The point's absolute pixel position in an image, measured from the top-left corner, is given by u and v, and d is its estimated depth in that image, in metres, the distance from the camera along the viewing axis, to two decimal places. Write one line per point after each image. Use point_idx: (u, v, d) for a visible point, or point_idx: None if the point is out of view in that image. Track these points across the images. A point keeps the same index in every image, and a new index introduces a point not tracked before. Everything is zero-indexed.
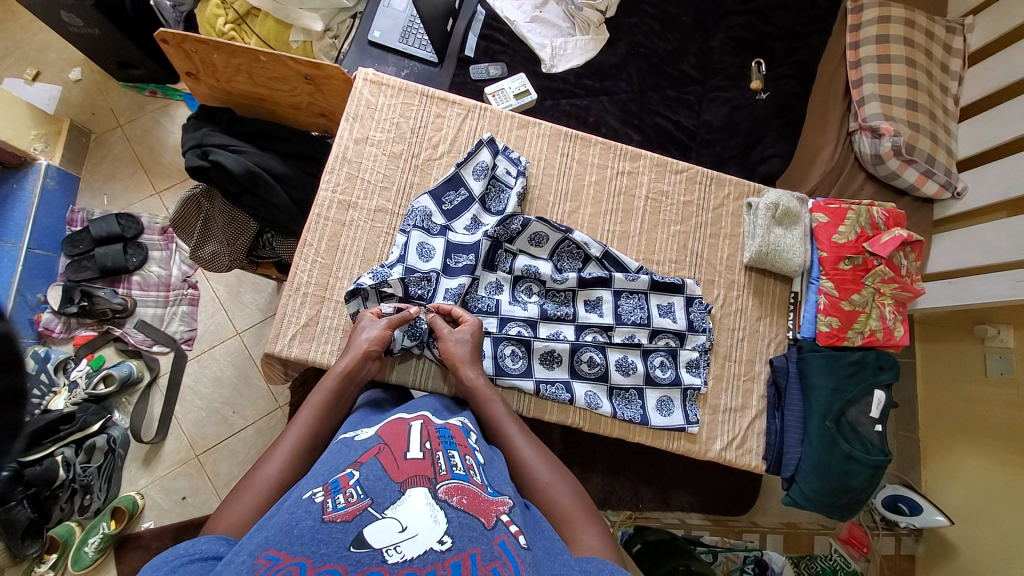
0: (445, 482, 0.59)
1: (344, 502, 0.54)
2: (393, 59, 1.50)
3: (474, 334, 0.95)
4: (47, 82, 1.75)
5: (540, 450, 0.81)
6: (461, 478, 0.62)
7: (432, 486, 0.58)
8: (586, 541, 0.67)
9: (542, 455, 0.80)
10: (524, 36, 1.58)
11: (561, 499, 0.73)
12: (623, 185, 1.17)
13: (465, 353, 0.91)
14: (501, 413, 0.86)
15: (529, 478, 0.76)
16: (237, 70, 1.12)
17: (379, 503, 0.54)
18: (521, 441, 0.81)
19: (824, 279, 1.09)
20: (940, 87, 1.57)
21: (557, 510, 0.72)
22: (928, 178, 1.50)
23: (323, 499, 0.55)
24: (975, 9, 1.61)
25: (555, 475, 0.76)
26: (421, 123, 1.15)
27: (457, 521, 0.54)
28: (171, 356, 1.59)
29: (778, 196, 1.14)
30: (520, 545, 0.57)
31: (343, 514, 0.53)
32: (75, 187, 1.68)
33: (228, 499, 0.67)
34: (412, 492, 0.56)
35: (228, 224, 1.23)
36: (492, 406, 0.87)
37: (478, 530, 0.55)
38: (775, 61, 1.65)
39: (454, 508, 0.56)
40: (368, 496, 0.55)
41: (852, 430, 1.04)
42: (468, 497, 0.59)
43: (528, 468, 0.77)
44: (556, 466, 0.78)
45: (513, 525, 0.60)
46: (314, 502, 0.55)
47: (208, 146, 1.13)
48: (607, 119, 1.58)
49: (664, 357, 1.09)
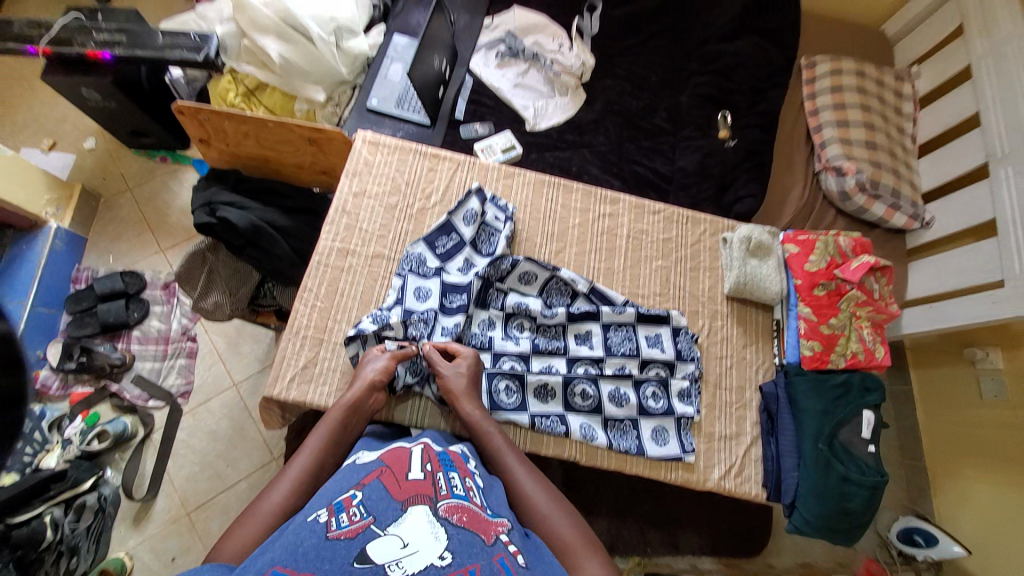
0: (445, 501, 0.63)
1: (347, 521, 0.57)
2: (389, 123, 1.63)
3: (472, 366, 0.99)
4: (62, 151, 1.87)
5: (540, 478, 0.82)
6: (461, 498, 0.65)
7: (433, 504, 0.62)
8: (586, 567, 0.68)
9: (542, 485, 0.81)
10: (508, 99, 1.74)
11: (561, 529, 0.73)
12: (606, 226, 1.25)
13: (467, 385, 0.96)
14: (501, 442, 0.88)
15: (529, 507, 0.77)
16: (245, 135, 1.23)
17: (381, 521, 0.58)
18: (521, 470, 0.83)
19: (803, 305, 1.14)
20: (896, 128, 1.72)
21: (558, 539, 0.72)
22: (896, 211, 1.61)
23: (326, 518, 0.58)
24: (920, 58, 1.79)
25: (556, 505, 0.77)
26: (415, 177, 1.24)
27: (456, 538, 0.57)
28: (166, 411, 1.58)
29: (749, 230, 1.22)
30: (518, 563, 0.59)
31: (346, 531, 0.56)
32: (82, 248, 1.75)
33: (232, 525, 0.71)
34: (413, 509, 0.60)
35: (231, 275, 1.28)
36: (492, 435, 0.89)
37: (478, 546, 0.58)
38: (739, 111, 1.79)
39: (453, 525, 0.59)
40: (370, 514, 0.59)
41: (845, 451, 1.06)
42: (468, 516, 0.62)
43: (528, 496, 0.79)
44: (556, 495, 0.79)
45: (511, 545, 0.62)
46: (319, 521, 0.58)
47: (216, 204, 1.22)
48: (588, 168, 1.70)
49: (656, 388, 1.11)
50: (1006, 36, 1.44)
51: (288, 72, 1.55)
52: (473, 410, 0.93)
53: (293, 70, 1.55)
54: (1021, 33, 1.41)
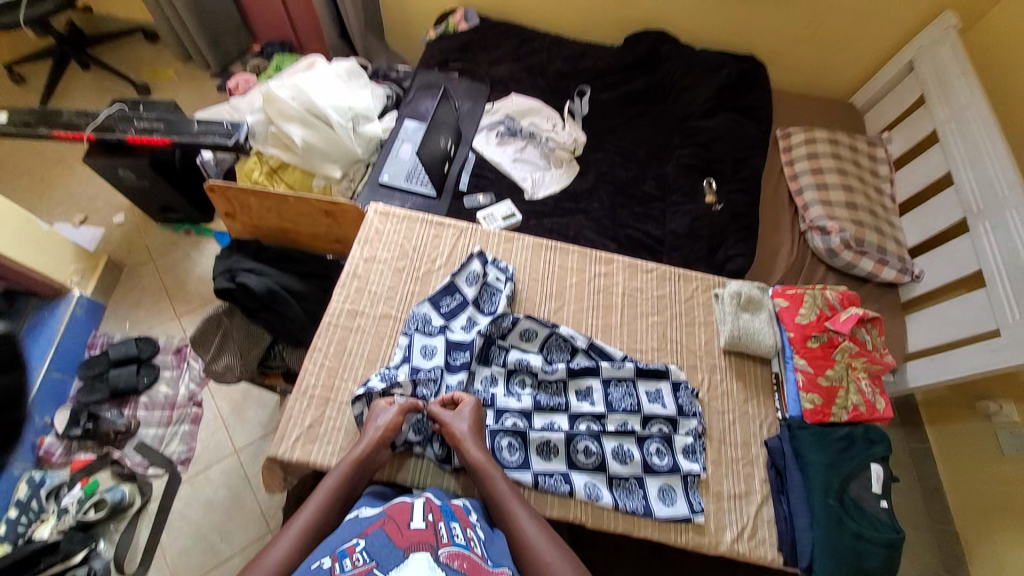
0: (445, 549, 0.72)
1: (351, 565, 0.67)
2: (399, 195, 1.77)
3: (473, 412, 1.03)
4: (92, 225, 2.02)
5: (540, 522, 0.89)
6: (460, 546, 0.73)
7: (434, 551, 0.70)
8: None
9: (543, 532, 0.87)
10: (508, 172, 1.90)
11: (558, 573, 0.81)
12: (601, 284, 1.31)
13: (472, 431, 0.99)
14: (505, 487, 0.93)
15: (530, 552, 0.84)
16: (268, 210, 1.35)
17: (384, 566, 0.67)
18: (523, 515, 0.89)
19: (798, 357, 1.17)
20: (875, 188, 1.84)
21: None
22: (884, 265, 1.67)
23: (331, 564, 0.67)
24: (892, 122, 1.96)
25: (555, 552, 0.84)
26: (422, 243, 1.34)
27: None
28: (165, 479, 1.56)
29: (739, 286, 1.28)
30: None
31: None
32: (99, 315, 1.83)
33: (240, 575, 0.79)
34: (414, 556, 0.68)
35: (245, 338, 1.34)
36: (497, 479, 0.94)
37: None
38: (724, 178, 1.91)
39: (453, 570, 0.69)
40: (373, 559, 0.68)
41: (856, 506, 1.03)
42: (467, 562, 0.71)
43: (529, 541, 0.85)
44: (554, 539, 0.86)
45: None
46: (325, 566, 0.67)
47: (236, 270, 1.31)
48: (585, 232, 1.81)
49: (660, 444, 1.10)
50: (965, 103, 1.60)
51: (309, 153, 1.72)
52: (478, 455, 0.96)
53: (314, 152, 1.72)
54: (978, 101, 1.56)
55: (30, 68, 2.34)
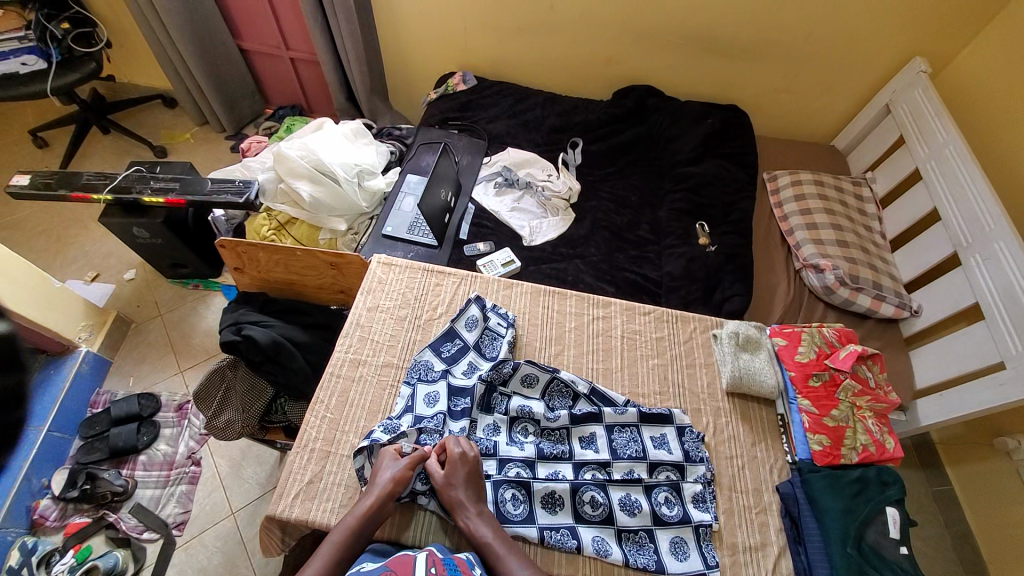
0: None
1: None
2: (402, 245, 1.84)
3: (467, 467, 1.00)
4: (104, 281, 2.08)
5: None
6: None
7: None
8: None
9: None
10: (506, 219, 1.97)
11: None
12: (600, 328, 1.33)
13: (468, 485, 0.98)
14: (501, 544, 0.93)
15: None
16: (276, 263, 1.40)
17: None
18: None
19: (801, 398, 1.16)
20: (864, 226, 1.90)
21: None
22: (882, 301, 1.69)
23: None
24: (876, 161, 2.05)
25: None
26: (423, 292, 1.37)
27: None
28: (159, 543, 1.50)
29: (736, 325, 1.29)
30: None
31: None
32: (104, 371, 1.84)
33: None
34: None
35: (246, 391, 1.34)
36: (491, 543, 0.93)
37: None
38: (715, 221, 1.98)
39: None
40: None
41: (876, 554, 0.99)
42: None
43: None
44: None
45: None
46: None
47: (243, 323, 1.33)
48: (583, 277, 1.85)
49: (668, 493, 1.08)
50: (943, 141, 1.66)
51: (317, 209, 1.81)
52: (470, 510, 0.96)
53: (321, 207, 1.81)
54: (955, 139, 1.62)
55: (56, 135, 2.50)
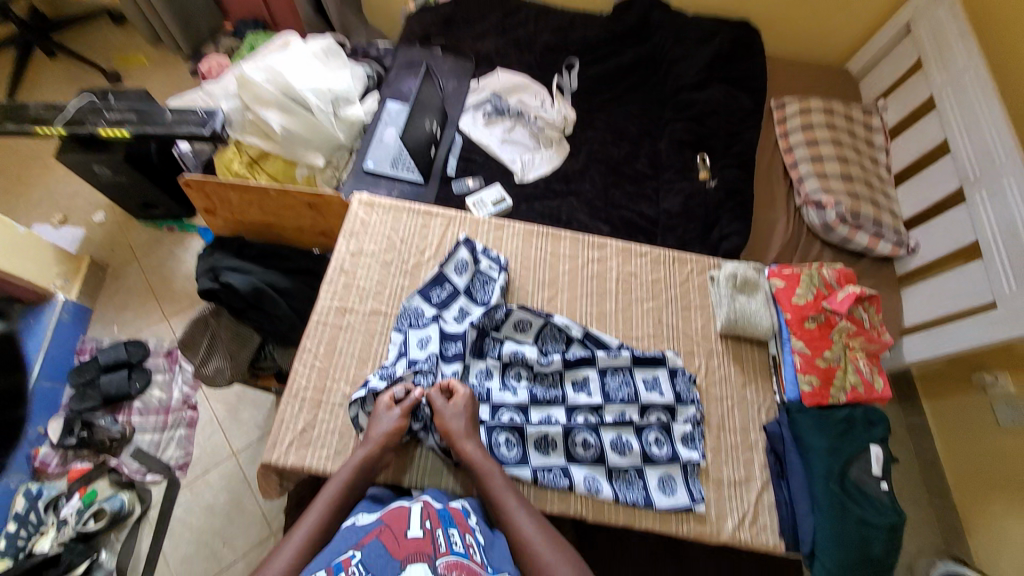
0: (443, 559, 0.71)
1: None
2: (385, 182, 1.71)
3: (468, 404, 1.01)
4: (73, 225, 1.95)
5: (539, 521, 0.88)
6: (458, 554, 0.73)
7: (431, 562, 0.70)
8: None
9: (542, 531, 0.87)
10: (496, 153, 1.84)
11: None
12: (595, 270, 1.29)
13: (466, 424, 0.99)
14: (501, 483, 0.93)
15: (527, 552, 0.84)
16: (250, 204, 1.30)
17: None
18: (521, 514, 0.88)
19: (794, 339, 1.16)
20: (870, 159, 1.80)
21: None
22: (880, 239, 1.65)
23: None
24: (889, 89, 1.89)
25: (555, 554, 0.84)
26: (409, 234, 1.30)
27: None
28: (165, 485, 1.56)
29: (735, 267, 1.26)
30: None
31: None
32: (87, 319, 1.79)
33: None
34: (411, 568, 0.68)
35: (232, 338, 1.30)
36: (493, 477, 0.93)
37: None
38: (718, 153, 1.86)
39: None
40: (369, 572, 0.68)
41: (858, 490, 1.05)
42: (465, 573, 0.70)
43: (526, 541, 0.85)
44: (556, 540, 0.86)
45: None
46: None
47: (220, 269, 1.26)
48: (577, 215, 1.77)
49: (658, 433, 1.10)
50: (963, 67, 1.54)
51: (290, 141, 1.66)
52: (470, 446, 0.97)
53: (294, 140, 1.66)
54: (976, 65, 1.50)
55: None
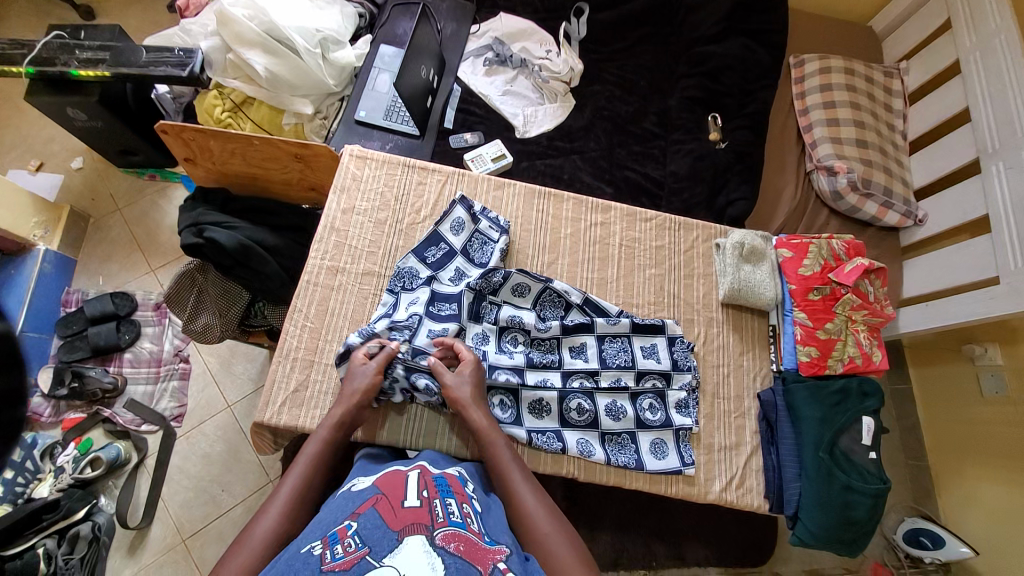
0: (443, 529, 0.62)
1: (341, 552, 0.58)
2: (378, 134, 1.62)
3: (474, 371, 0.99)
4: (50, 172, 1.85)
5: (544, 497, 0.85)
6: (457, 526, 0.64)
7: (430, 533, 0.60)
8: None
9: (542, 503, 0.83)
10: (496, 106, 1.73)
11: (559, 551, 0.76)
12: (597, 235, 1.24)
13: (474, 393, 0.97)
14: (506, 453, 0.90)
15: (530, 527, 0.79)
16: (232, 154, 1.21)
17: (376, 551, 0.57)
18: (525, 487, 0.85)
19: (798, 310, 1.15)
20: (887, 125, 1.70)
21: (557, 561, 0.75)
22: (888, 209, 1.59)
23: (321, 551, 0.59)
24: (909, 53, 1.78)
25: (554, 526, 0.79)
26: (404, 191, 1.23)
27: (454, 567, 0.57)
28: (160, 435, 1.57)
29: (742, 235, 1.22)
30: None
31: (340, 563, 0.56)
32: (71, 270, 1.73)
33: (227, 553, 0.74)
34: (409, 539, 0.59)
35: (220, 295, 1.26)
36: (500, 447, 0.91)
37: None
38: (730, 113, 1.77)
39: (450, 555, 0.58)
40: (365, 545, 0.58)
41: (846, 459, 1.06)
42: (465, 545, 0.61)
43: (529, 514, 0.81)
44: (560, 517, 0.81)
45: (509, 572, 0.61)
46: (313, 554, 0.59)
47: (203, 224, 1.19)
48: (580, 175, 1.69)
49: (652, 399, 1.10)
50: (993, 29, 1.42)
51: (276, 86, 1.52)
52: (480, 415, 0.94)
53: (280, 84, 1.52)
54: (1008, 26, 1.38)
55: None
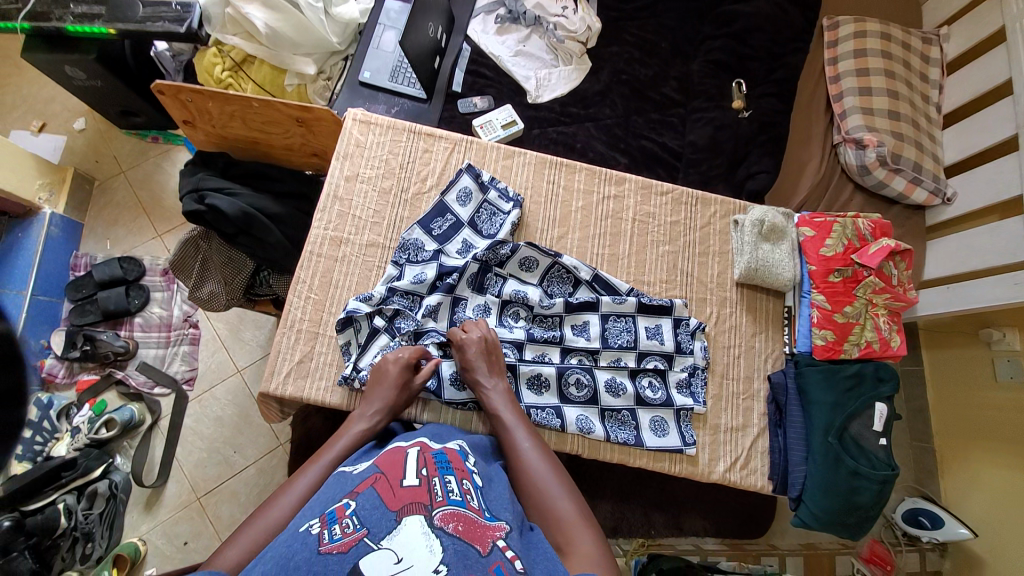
0: (441, 509, 0.62)
1: (340, 534, 0.57)
2: (383, 98, 1.54)
3: (479, 345, 0.97)
4: (52, 133, 1.81)
5: (549, 458, 0.84)
6: (456, 504, 0.64)
7: (428, 513, 0.60)
8: (582, 548, 0.69)
9: (544, 462, 0.83)
10: (508, 69, 1.64)
11: (559, 508, 0.75)
12: (610, 209, 1.19)
13: (481, 359, 0.96)
14: (511, 415, 0.91)
15: (532, 485, 0.79)
16: (231, 117, 1.16)
17: (375, 533, 0.57)
18: (529, 448, 0.85)
19: (815, 292, 1.11)
20: (921, 96, 1.56)
21: (558, 516, 0.74)
22: (917, 185, 1.47)
23: (319, 530, 0.59)
24: (951, 18, 1.60)
25: (553, 485, 0.78)
26: (409, 158, 1.18)
27: (452, 549, 0.57)
28: (172, 398, 1.60)
29: (763, 212, 1.17)
30: (516, 570, 0.58)
31: (339, 545, 0.56)
32: (78, 233, 1.72)
33: (249, 519, 0.74)
34: (407, 520, 0.59)
35: (225, 263, 1.25)
36: (505, 412, 0.91)
37: (473, 557, 0.57)
38: (756, 80, 1.67)
39: (449, 535, 0.58)
40: (363, 525, 0.58)
41: (855, 444, 1.05)
42: (464, 524, 0.61)
43: (532, 473, 0.81)
44: (563, 477, 0.81)
45: (509, 550, 0.61)
46: (312, 534, 0.58)
47: (204, 191, 1.16)
48: (593, 144, 1.62)
49: (653, 378, 1.09)
50: None
51: (277, 44, 1.44)
52: (485, 379, 0.95)
53: (282, 42, 1.44)
54: None
55: None
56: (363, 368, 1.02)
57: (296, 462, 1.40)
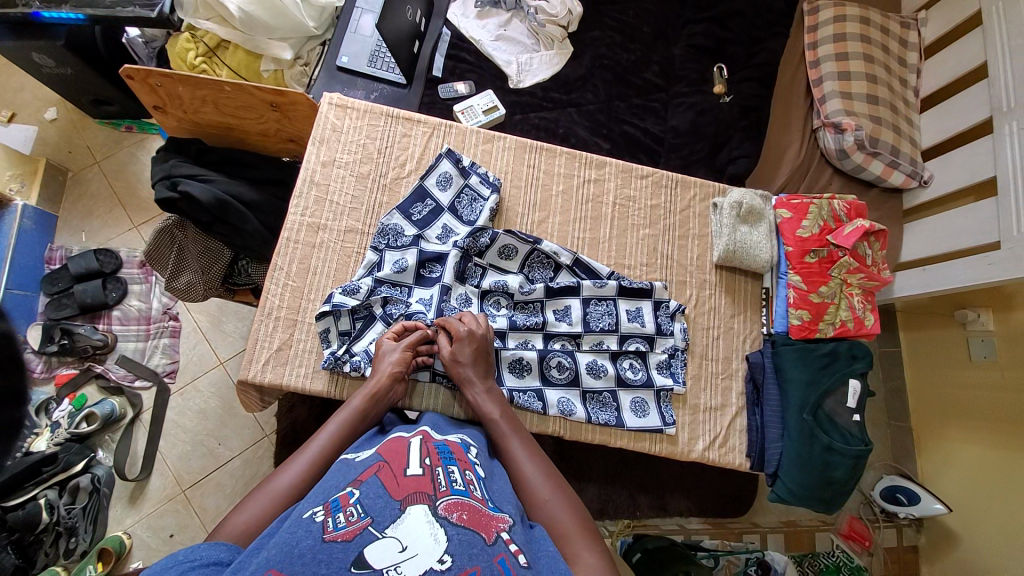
0: (445, 499, 0.62)
1: (344, 522, 0.57)
2: (361, 83, 1.52)
3: (473, 344, 0.95)
4: (22, 123, 1.75)
5: (545, 465, 0.82)
6: (460, 494, 0.64)
7: (432, 503, 0.61)
8: (584, 560, 0.67)
9: (541, 470, 0.81)
10: (490, 53, 1.63)
11: (559, 517, 0.73)
12: (591, 192, 1.19)
13: (474, 355, 0.95)
14: (507, 424, 0.88)
15: (530, 493, 0.77)
16: (203, 101, 1.13)
17: (379, 522, 0.57)
18: (524, 455, 0.83)
19: (792, 273, 1.13)
20: (899, 80, 1.56)
21: (557, 525, 0.72)
22: (894, 168, 1.47)
23: (323, 519, 0.58)
24: (928, 3, 1.60)
25: (555, 492, 0.77)
26: (388, 143, 1.17)
27: (456, 539, 0.57)
28: (154, 391, 1.58)
29: (741, 194, 1.17)
30: (520, 563, 0.59)
31: (343, 533, 0.56)
32: (51, 226, 1.68)
33: (245, 498, 0.72)
34: (412, 510, 0.59)
35: (202, 253, 1.23)
36: (497, 418, 0.89)
37: (478, 546, 0.58)
38: (736, 65, 1.69)
39: (453, 525, 0.59)
40: (368, 514, 0.58)
41: (830, 421, 1.06)
42: (468, 513, 0.61)
43: (529, 482, 0.79)
44: (560, 483, 0.79)
45: (513, 543, 0.62)
46: (315, 521, 0.58)
47: (176, 177, 1.14)
48: (576, 129, 1.61)
49: (634, 360, 1.11)
50: None
51: (251, 28, 1.38)
52: (478, 380, 0.94)
53: (257, 27, 1.38)
54: None
55: None
56: (355, 353, 1.02)
57: (283, 452, 1.40)
